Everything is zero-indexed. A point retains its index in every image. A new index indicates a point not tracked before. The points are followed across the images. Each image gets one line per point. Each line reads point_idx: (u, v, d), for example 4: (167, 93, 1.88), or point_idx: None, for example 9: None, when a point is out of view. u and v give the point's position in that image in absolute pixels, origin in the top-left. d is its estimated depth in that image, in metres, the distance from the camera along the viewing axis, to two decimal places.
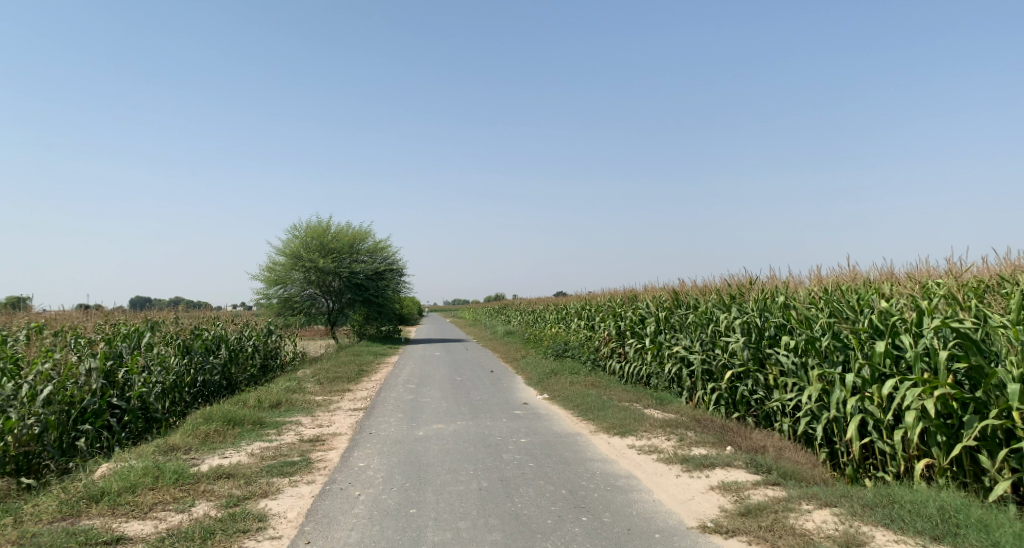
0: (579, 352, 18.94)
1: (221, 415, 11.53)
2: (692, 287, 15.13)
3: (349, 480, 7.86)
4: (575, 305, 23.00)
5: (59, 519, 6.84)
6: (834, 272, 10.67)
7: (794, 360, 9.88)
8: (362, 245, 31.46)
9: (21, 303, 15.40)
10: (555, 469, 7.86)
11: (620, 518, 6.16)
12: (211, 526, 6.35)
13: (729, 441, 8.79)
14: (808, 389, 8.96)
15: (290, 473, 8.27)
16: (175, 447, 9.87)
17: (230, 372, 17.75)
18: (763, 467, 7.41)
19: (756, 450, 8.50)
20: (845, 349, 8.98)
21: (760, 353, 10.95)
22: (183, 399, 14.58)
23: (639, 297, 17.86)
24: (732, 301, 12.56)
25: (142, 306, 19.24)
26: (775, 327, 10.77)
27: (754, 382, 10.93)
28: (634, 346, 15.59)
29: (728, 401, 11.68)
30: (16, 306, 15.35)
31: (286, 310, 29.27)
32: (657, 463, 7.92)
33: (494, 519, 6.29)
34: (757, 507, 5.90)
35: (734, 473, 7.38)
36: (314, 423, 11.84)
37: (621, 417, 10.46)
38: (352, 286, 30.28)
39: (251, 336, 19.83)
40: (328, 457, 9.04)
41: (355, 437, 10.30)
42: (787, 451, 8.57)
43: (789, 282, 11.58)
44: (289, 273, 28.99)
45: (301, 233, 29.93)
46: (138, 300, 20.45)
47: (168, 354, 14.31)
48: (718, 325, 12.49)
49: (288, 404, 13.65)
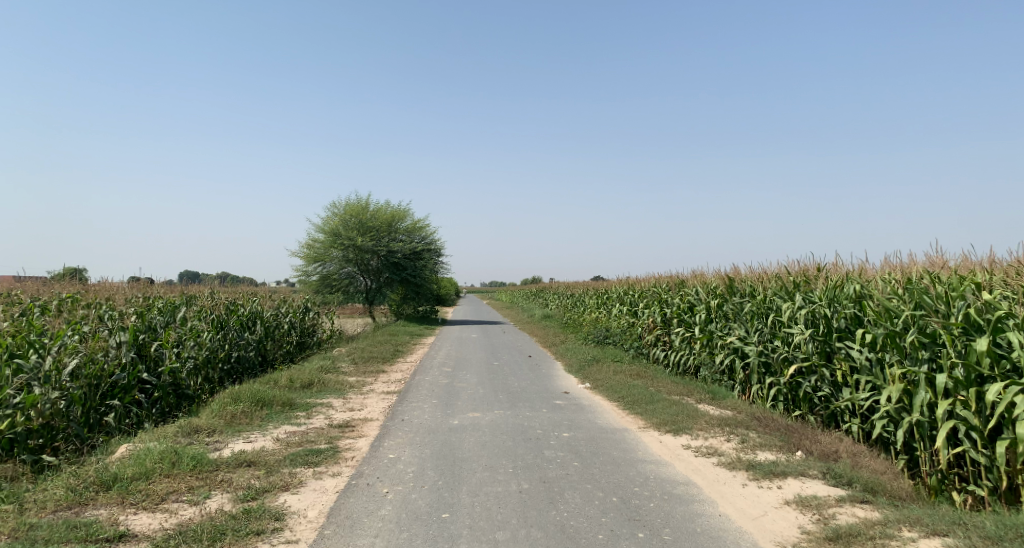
0: (621, 339, 18.09)
1: (250, 395, 10.95)
2: (747, 273, 14.17)
3: (377, 474, 7.20)
4: (617, 291, 22.10)
5: (64, 508, 6.29)
6: (916, 261, 9.69)
7: (869, 356, 8.97)
8: (401, 224, 30.83)
9: (75, 274, 15.14)
10: (602, 471, 7.09)
11: (683, 536, 5.39)
12: (223, 525, 5.73)
13: (797, 445, 7.90)
14: (888, 390, 8.07)
15: (315, 463, 7.63)
16: (198, 429, 9.30)
17: (265, 349, 17.29)
18: (844, 478, 6.54)
19: (828, 456, 7.60)
20: (932, 346, 8.09)
21: (828, 348, 10.04)
22: (216, 376, 14.11)
23: (687, 283, 16.92)
24: (795, 290, 11.59)
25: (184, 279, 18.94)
26: (846, 319, 9.84)
27: (819, 378, 10.05)
28: (681, 335, 14.72)
29: (788, 397, 10.81)
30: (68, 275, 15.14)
31: (324, 288, 28.86)
32: (718, 468, 7.12)
33: (536, 532, 5.55)
34: (848, 532, 5.20)
35: (810, 484, 6.51)
36: (345, 406, 11.22)
37: (673, 412, 9.64)
38: (390, 265, 29.80)
39: (288, 313, 19.37)
40: (357, 446, 8.38)
41: (387, 424, 9.65)
42: (863, 458, 7.66)
43: (861, 270, 10.60)
44: (328, 251, 28.53)
45: (340, 211, 29.49)
46: (185, 274, 20.14)
47: (202, 328, 13.80)
48: (778, 315, 11.57)
49: (320, 385, 13.07)
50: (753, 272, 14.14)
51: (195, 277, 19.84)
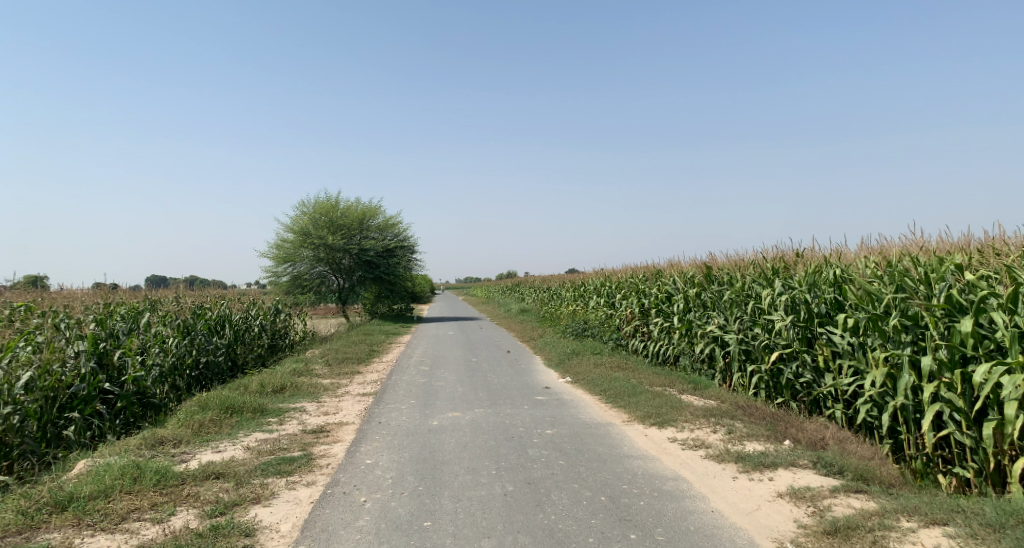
0: (600, 331, 17.90)
1: (219, 402, 10.57)
2: (725, 261, 14.02)
3: (354, 482, 6.89)
4: (594, 283, 21.90)
5: (16, 532, 5.91)
6: (895, 243, 9.55)
7: (851, 341, 8.83)
8: (372, 221, 30.39)
9: (33, 282, 14.60)
10: (588, 469, 6.84)
11: (676, 536, 5.17)
12: (189, 544, 5.40)
13: (785, 434, 7.73)
14: (872, 374, 7.93)
15: (287, 473, 7.30)
16: (164, 440, 8.90)
17: (235, 353, 16.83)
18: (836, 468, 6.37)
19: (816, 444, 7.43)
20: (915, 329, 7.95)
21: (809, 333, 9.89)
22: (183, 383, 13.66)
23: (664, 272, 16.76)
24: (775, 276, 11.44)
25: (150, 283, 18.41)
26: (827, 304, 9.69)
27: (801, 364, 9.91)
28: (660, 325, 14.56)
29: (770, 385, 10.66)
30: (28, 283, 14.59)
31: (295, 288, 28.35)
32: (707, 461, 6.90)
33: (524, 538, 5.29)
34: (847, 525, 5.01)
35: (802, 474, 6.32)
36: (319, 410, 10.87)
37: (656, 404, 9.44)
38: (363, 263, 29.35)
39: (258, 315, 18.90)
40: (332, 452, 8.05)
41: (362, 427, 9.32)
42: (851, 444, 7.51)
43: (840, 254, 10.46)
44: (298, 250, 28.02)
45: (310, 210, 28.98)
46: (150, 279, 19.58)
47: (167, 334, 13.34)
48: (758, 302, 11.41)
49: (292, 388, 12.69)
50: (730, 259, 13.99)
51: (161, 282, 19.29)
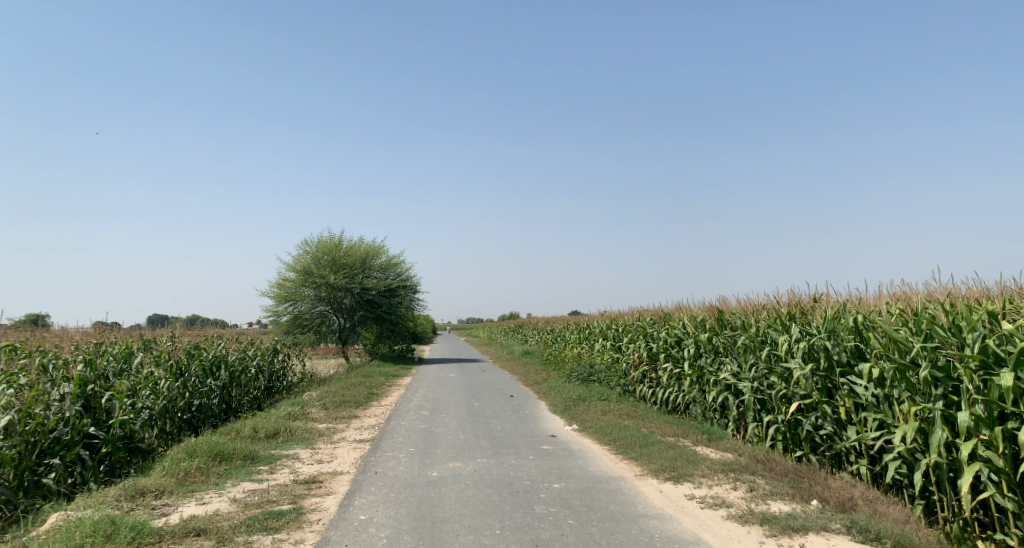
0: (606, 377, 17.34)
1: (208, 449, 10.04)
2: (737, 305, 13.52)
3: (346, 541, 6.36)
4: (599, 325, 21.38)
5: None
6: (920, 288, 9.07)
7: (876, 392, 8.30)
8: (375, 261, 30.00)
9: (34, 321, 14.19)
10: (600, 530, 6.32)
11: None
12: None
13: (810, 492, 7.17)
14: (902, 428, 7.41)
15: (275, 528, 6.76)
16: (145, 491, 8.36)
17: (229, 396, 16.29)
18: (873, 534, 5.84)
19: (845, 503, 6.87)
20: (948, 381, 7.45)
21: (829, 383, 9.36)
22: (174, 426, 13.12)
23: (673, 316, 16.27)
24: (791, 321, 10.93)
25: (152, 322, 17.99)
26: (848, 352, 9.17)
27: (821, 416, 9.37)
28: (670, 371, 14.03)
29: (787, 436, 10.11)
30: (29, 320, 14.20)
31: (295, 328, 27.86)
32: (729, 522, 6.36)
33: None
34: None
35: (837, 542, 5.80)
36: (313, 458, 10.32)
37: (670, 457, 8.89)
38: (364, 303, 28.88)
39: (255, 356, 18.40)
40: (324, 506, 7.51)
41: (357, 478, 8.78)
42: (882, 505, 6.96)
43: (860, 299, 9.97)
44: (300, 290, 27.63)
45: (312, 248, 28.66)
46: (151, 317, 19.16)
47: (160, 376, 12.84)
48: (774, 349, 10.89)
49: (286, 434, 12.14)
50: (742, 303, 13.50)
51: (159, 320, 18.83)
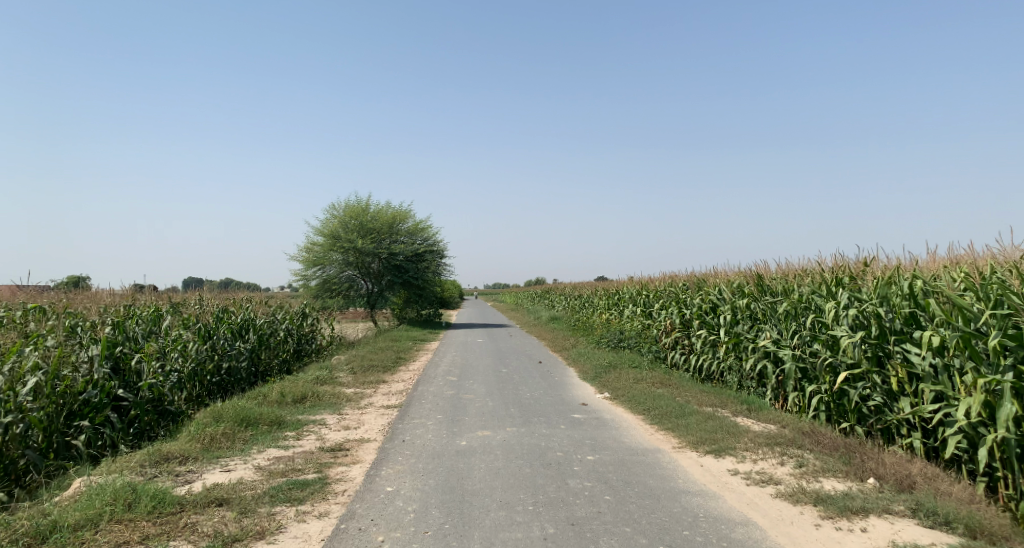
0: (637, 343, 16.92)
1: (233, 413, 9.81)
2: (778, 270, 12.95)
3: (371, 516, 6.07)
4: (628, 291, 20.90)
5: None
6: (986, 252, 8.47)
7: (934, 362, 7.80)
8: (403, 226, 29.69)
9: (77, 283, 14.08)
10: (640, 508, 5.95)
11: None
12: None
13: (865, 469, 6.72)
14: (966, 401, 6.94)
15: (299, 500, 6.49)
16: (169, 457, 8.14)
17: (258, 359, 16.14)
18: (942, 518, 5.41)
19: (904, 482, 6.42)
20: (1019, 350, 6.94)
21: (881, 352, 8.84)
22: (203, 390, 12.98)
23: (707, 282, 15.73)
24: (838, 286, 10.37)
25: (186, 285, 17.87)
26: (902, 319, 8.64)
27: (870, 386, 8.88)
28: (704, 338, 13.56)
29: (831, 407, 9.64)
30: (76, 284, 14.05)
31: (324, 292, 27.75)
32: (779, 501, 5.97)
33: None
34: None
35: (902, 527, 5.39)
36: (340, 424, 10.07)
37: (710, 429, 8.47)
38: (392, 267, 28.66)
39: (284, 320, 18.24)
40: (349, 476, 7.22)
41: (384, 446, 8.50)
42: (942, 483, 6.50)
43: (915, 263, 9.38)
44: (328, 254, 27.48)
45: (340, 212, 28.43)
46: (188, 280, 19.05)
47: (188, 338, 12.67)
48: (819, 315, 10.37)
49: (314, 398, 11.91)
50: (782, 268, 12.92)
51: (192, 283, 18.72)
